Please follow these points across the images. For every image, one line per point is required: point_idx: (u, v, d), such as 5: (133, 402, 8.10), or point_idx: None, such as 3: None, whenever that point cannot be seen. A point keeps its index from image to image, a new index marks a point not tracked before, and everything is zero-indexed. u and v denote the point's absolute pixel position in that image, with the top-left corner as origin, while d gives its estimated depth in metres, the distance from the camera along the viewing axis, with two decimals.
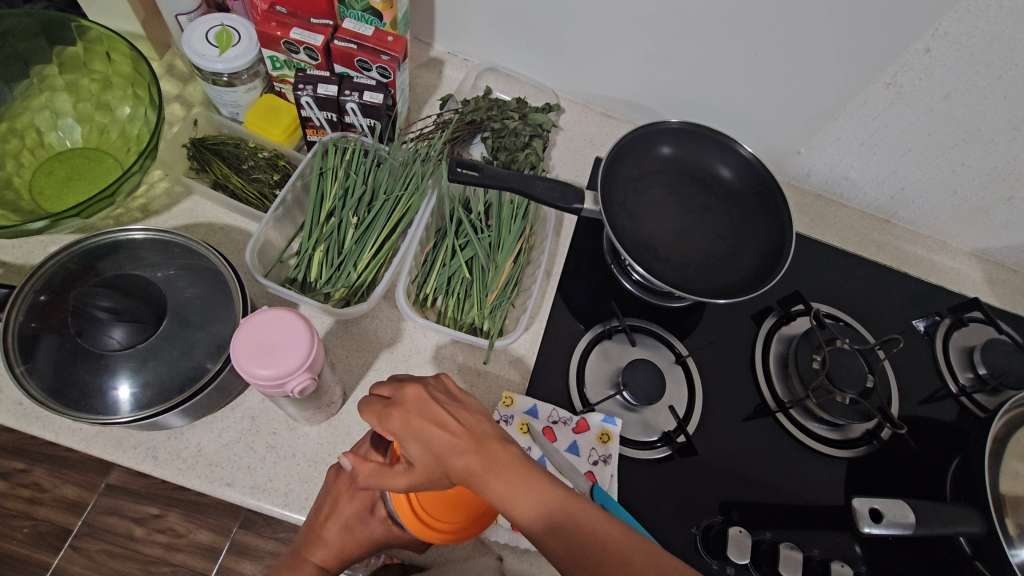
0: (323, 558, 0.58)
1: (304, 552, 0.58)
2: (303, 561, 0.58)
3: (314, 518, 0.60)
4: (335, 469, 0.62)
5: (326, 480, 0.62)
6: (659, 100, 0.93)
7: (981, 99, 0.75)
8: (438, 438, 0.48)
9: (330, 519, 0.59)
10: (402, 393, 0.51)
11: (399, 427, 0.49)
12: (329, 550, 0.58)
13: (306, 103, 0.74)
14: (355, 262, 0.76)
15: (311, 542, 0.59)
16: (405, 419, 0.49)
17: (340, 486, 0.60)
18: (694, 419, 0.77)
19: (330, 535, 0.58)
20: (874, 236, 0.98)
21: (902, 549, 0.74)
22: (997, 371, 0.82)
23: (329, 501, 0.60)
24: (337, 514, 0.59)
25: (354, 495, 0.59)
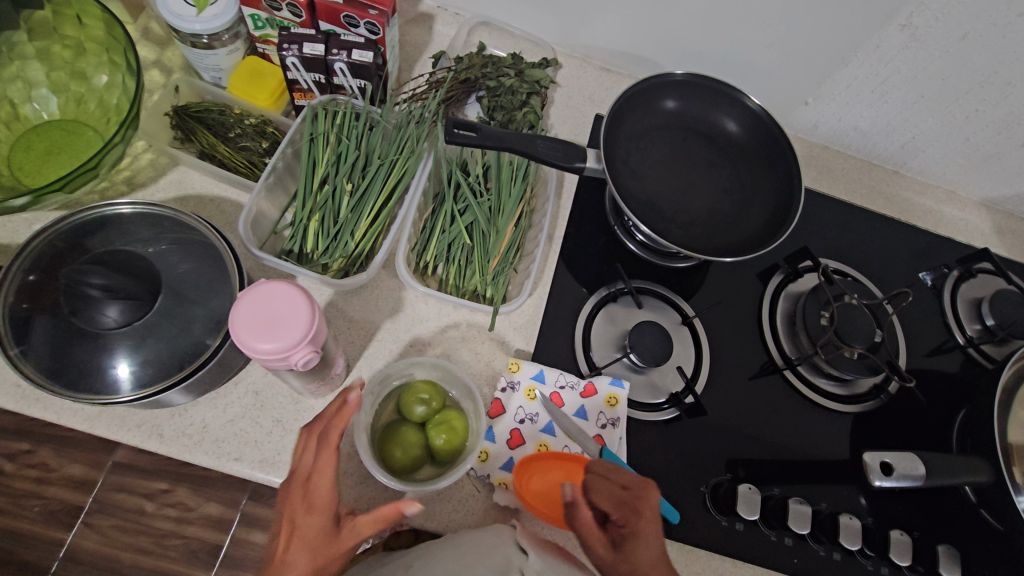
0: None
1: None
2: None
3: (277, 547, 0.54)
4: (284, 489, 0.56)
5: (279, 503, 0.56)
6: (661, 50, 0.89)
7: (1000, 40, 0.71)
8: (652, 553, 0.54)
9: (293, 538, 0.53)
10: (643, 486, 0.56)
11: (631, 509, 0.55)
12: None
13: (291, 63, 0.70)
14: (352, 231, 0.73)
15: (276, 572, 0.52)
16: (638, 511, 0.55)
17: (296, 504, 0.54)
18: (702, 379, 0.76)
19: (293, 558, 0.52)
20: (882, 188, 0.96)
21: (909, 500, 0.74)
22: (1006, 321, 0.81)
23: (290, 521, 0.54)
24: (299, 532, 0.53)
25: (314, 506, 0.54)
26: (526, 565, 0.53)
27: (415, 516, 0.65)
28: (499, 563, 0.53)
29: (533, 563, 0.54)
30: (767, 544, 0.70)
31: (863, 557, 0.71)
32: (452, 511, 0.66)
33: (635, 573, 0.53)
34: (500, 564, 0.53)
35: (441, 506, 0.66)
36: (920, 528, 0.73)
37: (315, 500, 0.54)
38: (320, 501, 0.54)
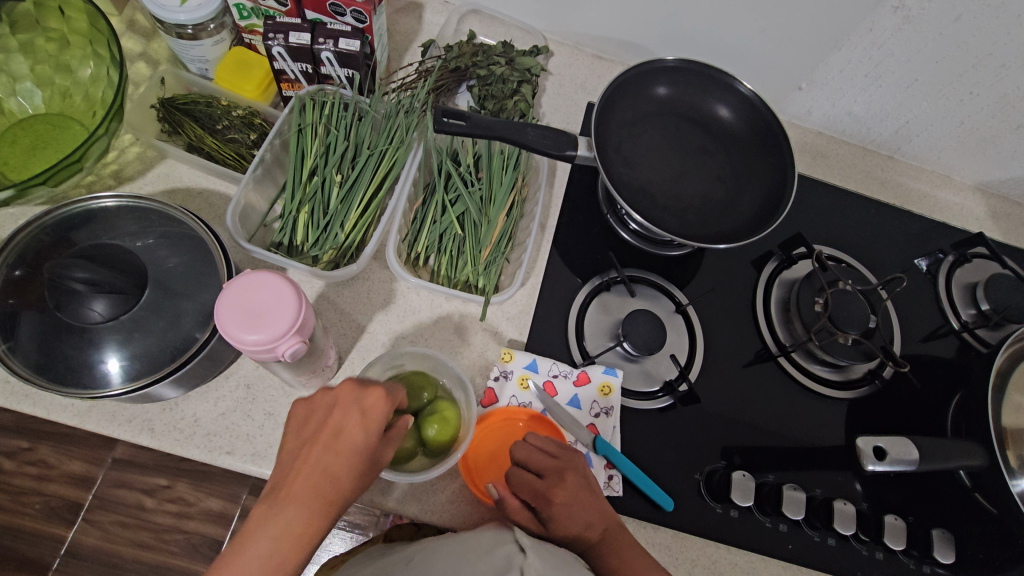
0: (302, 492, 0.45)
1: (286, 488, 0.45)
2: (292, 500, 0.45)
3: (299, 455, 0.47)
4: (307, 402, 0.50)
5: (298, 419, 0.50)
6: (653, 36, 0.88)
7: (994, 21, 0.71)
8: (583, 520, 0.58)
9: (331, 447, 0.47)
10: (559, 472, 0.60)
11: (546, 495, 0.58)
12: (325, 488, 0.46)
13: (278, 53, 0.69)
14: (342, 222, 0.72)
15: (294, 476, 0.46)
16: (555, 492, 0.58)
17: (339, 416, 0.48)
18: (696, 367, 0.76)
19: (324, 466, 0.46)
20: (877, 173, 0.95)
21: (904, 485, 0.74)
22: (1000, 306, 0.81)
23: (322, 431, 0.48)
24: (335, 443, 0.47)
25: (363, 421, 0.48)
26: (528, 563, 0.50)
27: (409, 507, 0.65)
28: (499, 563, 0.50)
29: (535, 562, 0.50)
30: (762, 530, 0.70)
31: (858, 542, 0.71)
32: (446, 501, 0.66)
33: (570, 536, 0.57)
34: (500, 564, 0.50)
35: (434, 497, 0.66)
36: (914, 512, 0.73)
37: (367, 419, 0.48)
38: (374, 419, 0.49)
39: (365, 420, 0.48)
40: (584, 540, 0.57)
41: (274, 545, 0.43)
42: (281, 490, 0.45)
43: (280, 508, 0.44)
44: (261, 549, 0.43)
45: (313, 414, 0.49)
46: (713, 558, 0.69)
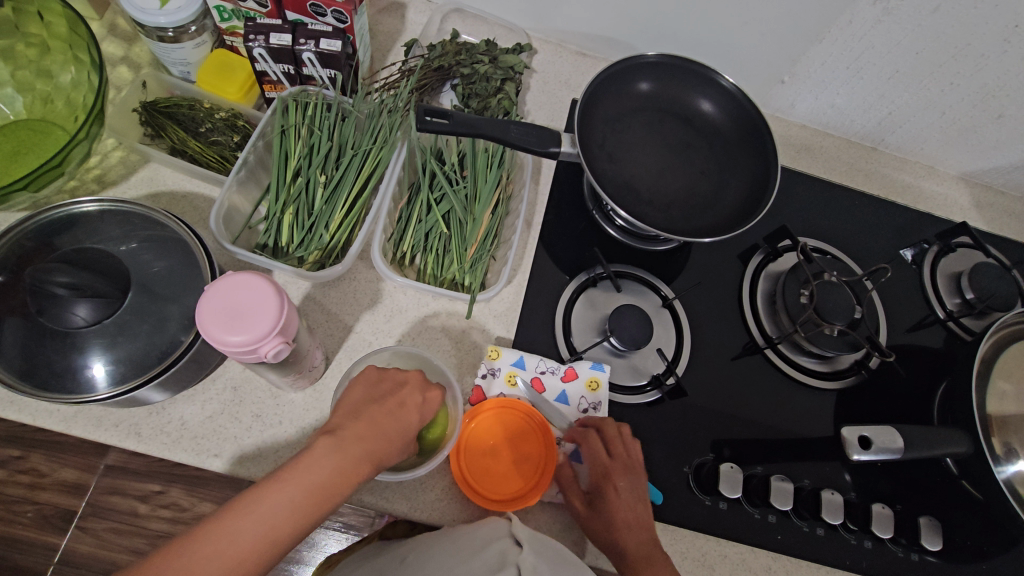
0: (357, 440, 0.50)
1: (349, 433, 0.50)
2: (351, 442, 0.49)
3: (364, 410, 0.52)
4: (380, 370, 0.57)
5: (369, 383, 0.56)
6: (636, 32, 0.88)
7: (972, 11, 0.72)
8: (623, 518, 0.61)
9: (393, 416, 0.53)
10: (624, 464, 0.64)
11: (605, 474, 0.63)
12: (379, 446, 0.50)
13: (259, 55, 0.69)
14: (327, 223, 0.72)
15: (355, 424, 0.51)
16: (613, 476, 0.63)
17: (406, 393, 0.56)
18: (683, 361, 0.77)
19: (384, 426, 0.52)
20: (861, 165, 0.96)
21: (892, 474, 0.75)
22: (985, 294, 0.82)
23: (389, 398, 0.54)
24: (396, 414, 0.53)
25: (422, 403, 0.56)
26: (521, 558, 0.51)
27: (398, 506, 0.65)
28: (492, 559, 0.51)
29: (529, 556, 0.51)
30: (752, 522, 0.70)
31: (846, 531, 0.71)
32: (436, 499, 0.66)
33: (603, 517, 0.62)
34: (495, 560, 0.51)
35: (423, 495, 0.66)
36: (903, 500, 0.74)
37: (425, 403, 0.56)
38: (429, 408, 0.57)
39: (425, 402, 0.56)
40: (615, 539, 0.61)
41: (329, 474, 0.47)
42: (345, 434, 0.49)
43: (340, 447, 0.48)
44: (315, 477, 0.46)
45: (371, 389, 0.55)
46: (702, 550, 0.69)
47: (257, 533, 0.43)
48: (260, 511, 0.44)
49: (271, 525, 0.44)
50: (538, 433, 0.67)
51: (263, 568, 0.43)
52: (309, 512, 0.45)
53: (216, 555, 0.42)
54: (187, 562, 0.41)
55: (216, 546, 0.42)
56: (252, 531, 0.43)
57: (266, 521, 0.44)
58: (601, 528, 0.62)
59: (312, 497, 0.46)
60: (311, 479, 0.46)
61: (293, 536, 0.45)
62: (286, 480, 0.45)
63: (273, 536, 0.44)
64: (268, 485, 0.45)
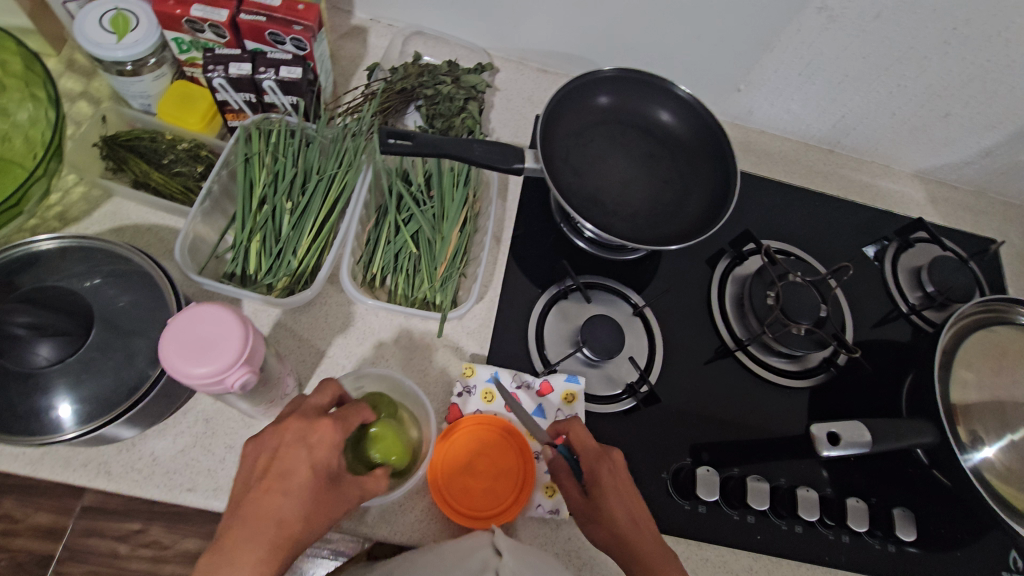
0: (244, 538, 0.46)
1: (237, 535, 0.46)
2: (240, 546, 0.45)
3: (247, 499, 0.48)
4: (254, 439, 0.51)
5: (246, 464, 0.50)
6: (594, 48, 0.90)
7: (912, 16, 0.75)
8: (614, 507, 0.60)
9: (280, 493, 0.48)
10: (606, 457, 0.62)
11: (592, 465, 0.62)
12: (278, 531, 0.47)
13: (219, 85, 0.70)
14: (295, 249, 0.72)
15: (240, 522, 0.47)
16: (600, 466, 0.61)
17: (285, 455, 0.49)
18: (656, 368, 0.77)
19: (271, 508, 0.47)
20: (820, 167, 0.99)
21: (866, 468, 0.76)
22: (944, 286, 0.85)
23: (269, 473, 0.49)
24: (282, 486, 0.48)
25: (311, 457, 0.50)
26: (502, 564, 0.52)
27: (378, 530, 0.64)
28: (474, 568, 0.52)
29: (509, 563, 0.52)
30: (731, 525, 0.71)
31: (824, 527, 0.72)
32: (415, 520, 0.65)
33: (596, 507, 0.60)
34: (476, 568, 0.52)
35: (403, 518, 0.65)
36: (877, 493, 0.75)
37: (317, 450, 0.50)
38: (324, 456, 0.50)
39: (314, 454, 0.50)
40: (610, 527, 0.59)
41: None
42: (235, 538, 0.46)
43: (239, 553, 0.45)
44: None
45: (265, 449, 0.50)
46: (684, 555, 0.70)
47: None
48: None
49: None
50: (513, 445, 0.67)
51: None
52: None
53: None
54: None
55: None
56: None
57: None
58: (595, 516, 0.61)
59: None
60: None
61: None
62: None
63: None
64: None
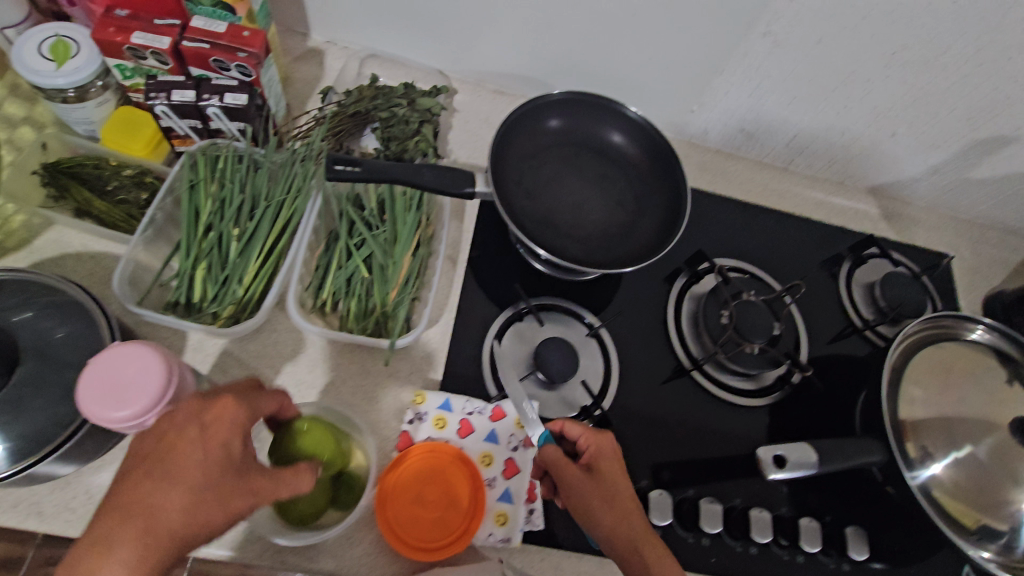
0: (116, 530, 0.40)
1: (108, 525, 0.41)
2: (111, 537, 0.40)
3: (126, 486, 0.42)
4: (150, 423, 0.46)
5: (130, 450, 0.44)
6: (549, 70, 0.91)
7: (853, 41, 0.77)
8: (622, 488, 0.62)
9: (162, 479, 0.42)
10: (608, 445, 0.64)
11: (597, 450, 0.64)
12: (151, 525, 0.41)
13: (162, 112, 0.69)
14: (241, 276, 0.70)
15: (115, 512, 0.41)
16: (605, 452, 0.64)
17: (173, 438, 0.44)
18: (611, 392, 0.77)
19: (151, 498, 0.42)
20: (775, 186, 1.00)
21: (820, 486, 0.77)
22: (896, 302, 0.87)
23: (155, 456, 0.44)
24: (169, 472, 0.43)
25: (202, 439, 0.44)
26: None
27: (324, 565, 0.63)
28: None
29: None
30: (686, 548, 0.71)
31: (778, 547, 0.72)
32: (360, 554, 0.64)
33: (603, 490, 0.61)
34: None
35: (350, 551, 0.64)
36: (831, 512, 0.75)
37: (211, 435, 0.45)
38: (220, 439, 0.45)
39: (206, 441, 0.44)
40: (618, 508, 0.60)
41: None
42: (100, 535, 0.40)
43: (100, 553, 0.39)
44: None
45: (154, 432, 0.45)
46: None
47: None
48: None
49: None
50: (465, 473, 0.67)
51: None
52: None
53: None
54: None
55: None
56: None
57: None
58: (604, 498, 0.60)
59: None
60: None
61: None
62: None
63: None
64: None
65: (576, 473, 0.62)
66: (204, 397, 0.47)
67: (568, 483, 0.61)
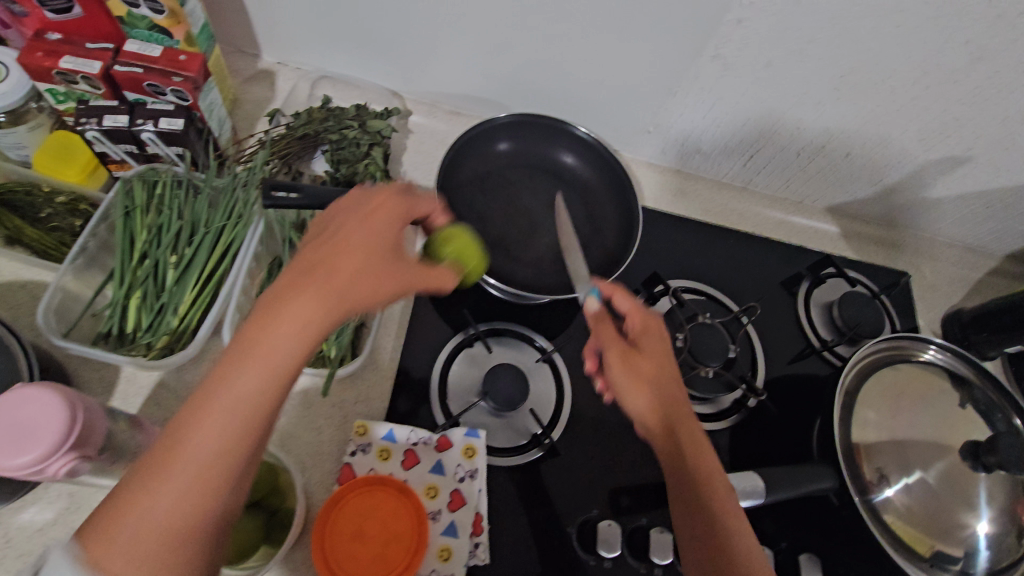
0: (325, 278, 0.45)
1: (307, 280, 0.45)
2: (314, 283, 0.45)
3: (325, 247, 0.48)
4: (319, 217, 0.52)
5: (308, 231, 0.51)
6: (504, 91, 0.90)
7: (801, 64, 0.76)
8: (667, 372, 0.58)
9: (339, 246, 0.47)
10: (655, 328, 0.61)
11: (644, 327, 0.61)
12: (339, 280, 0.45)
13: (94, 138, 0.68)
14: (176, 306, 0.68)
15: (332, 260, 0.47)
16: (651, 331, 0.61)
17: (343, 223, 0.49)
18: (563, 420, 0.76)
19: (337, 256, 0.47)
20: (734, 206, 1.01)
21: (775, 512, 0.76)
22: (853, 322, 0.86)
23: (339, 230, 0.49)
24: (344, 245, 0.48)
25: (368, 225, 0.50)
26: None
27: None
28: None
29: None
30: None
31: None
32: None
33: (650, 364, 0.58)
34: None
35: None
36: (785, 539, 0.74)
37: (373, 223, 0.50)
38: (378, 228, 0.50)
39: (367, 216, 0.50)
40: (663, 391, 0.56)
41: (289, 333, 0.42)
42: (290, 280, 0.45)
43: (284, 307, 0.43)
44: (247, 380, 0.40)
45: (325, 235, 0.49)
46: None
47: (234, 420, 0.40)
48: (225, 399, 0.40)
49: (247, 397, 0.40)
50: (408, 504, 0.64)
51: (248, 459, 0.40)
52: (283, 376, 0.42)
53: (180, 472, 0.38)
54: (150, 486, 0.38)
55: (193, 455, 0.39)
56: (225, 424, 0.39)
57: (236, 403, 0.40)
58: (648, 374, 0.57)
59: (269, 370, 0.41)
60: (284, 341, 0.42)
61: (264, 409, 0.41)
62: (251, 358, 0.41)
63: (251, 412, 0.40)
64: (225, 373, 0.41)
65: (618, 350, 0.58)
66: (359, 197, 0.53)
67: (611, 353, 0.58)
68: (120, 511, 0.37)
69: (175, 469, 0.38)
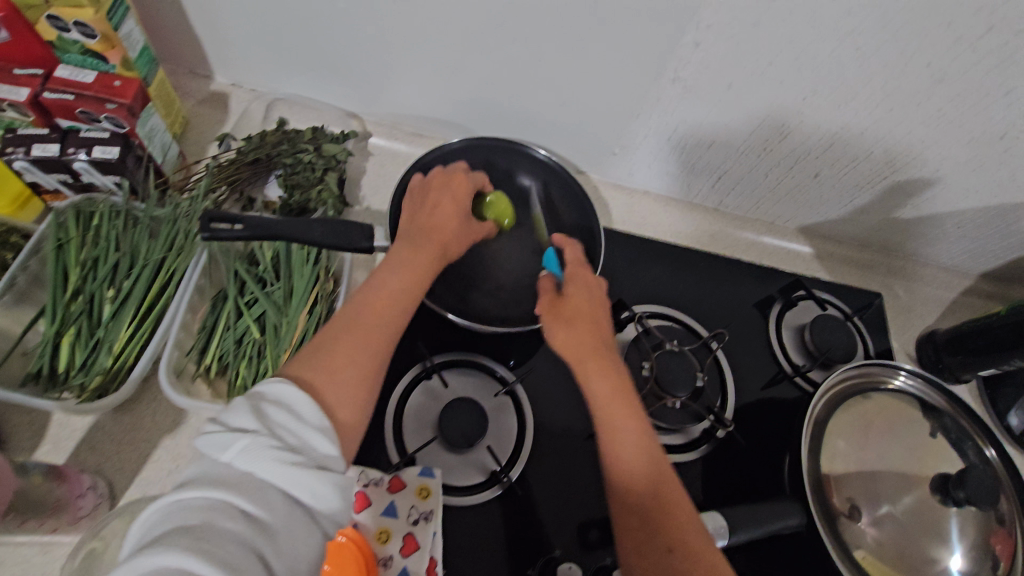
0: (432, 233, 0.65)
1: (418, 233, 0.64)
2: (420, 235, 0.64)
3: (417, 216, 0.67)
4: (411, 194, 0.70)
5: (408, 202, 0.69)
6: (466, 113, 0.88)
7: (763, 87, 0.75)
8: (590, 313, 0.66)
9: (439, 208, 0.68)
10: (591, 280, 0.69)
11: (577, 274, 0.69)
12: (441, 233, 0.65)
13: (22, 168, 0.65)
14: (112, 343, 0.65)
15: (430, 221, 0.66)
16: (583, 279, 0.69)
17: (434, 193, 0.69)
18: (524, 454, 0.73)
19: (439, 218, 0.67)
20: (704, 226, 1.00)
21: (745, 548, 0.73)
22: (825, 347, 0.84)
23: (426, 202, 0.68)
24: (442, 209, 0.67)
25: (453, 195, 0.69)
26: None
27: None
28: None
29: None
30: None
31: None
32: None
33: (570, 304, 0.66)
34: None
35: None
36: None
37: (456, 192, 0.70)
38: (462, 196, 0.70)
39: (455, 191, 0.69)
40: (578, 328, 0.64)
41: (426, 254, 0.62)
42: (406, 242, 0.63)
43: (412, 251, 0.62)
44: (391, 288, 0.58)
45: (416, 205, 0.69)
46: None
47: (385, 315, 0.56)
48: (377, 297, 0.57)
49: (383, 302, 0.57)
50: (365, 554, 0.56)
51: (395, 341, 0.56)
52: (420, 282, 0.60)
53: (355, 347, 0.52)
54: (327, 361, 0.51)
55: (365, 333, 0.54)
56: (376, 318, 0.55)
57: (383, 302, 0.57)
58: (566, 313, 0.65)
59: (411, 284, 0.59)
60: (399, 270, 0.60)
61: (405, 310, 0.58)
62: (385, 277, 0.59)
63: (396, 307, 0.57)
64: (366, 292, 0.57)
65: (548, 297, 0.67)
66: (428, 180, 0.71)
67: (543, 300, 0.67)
68: (327, 359, 0.51)
69: (356, 334, 0.54)
